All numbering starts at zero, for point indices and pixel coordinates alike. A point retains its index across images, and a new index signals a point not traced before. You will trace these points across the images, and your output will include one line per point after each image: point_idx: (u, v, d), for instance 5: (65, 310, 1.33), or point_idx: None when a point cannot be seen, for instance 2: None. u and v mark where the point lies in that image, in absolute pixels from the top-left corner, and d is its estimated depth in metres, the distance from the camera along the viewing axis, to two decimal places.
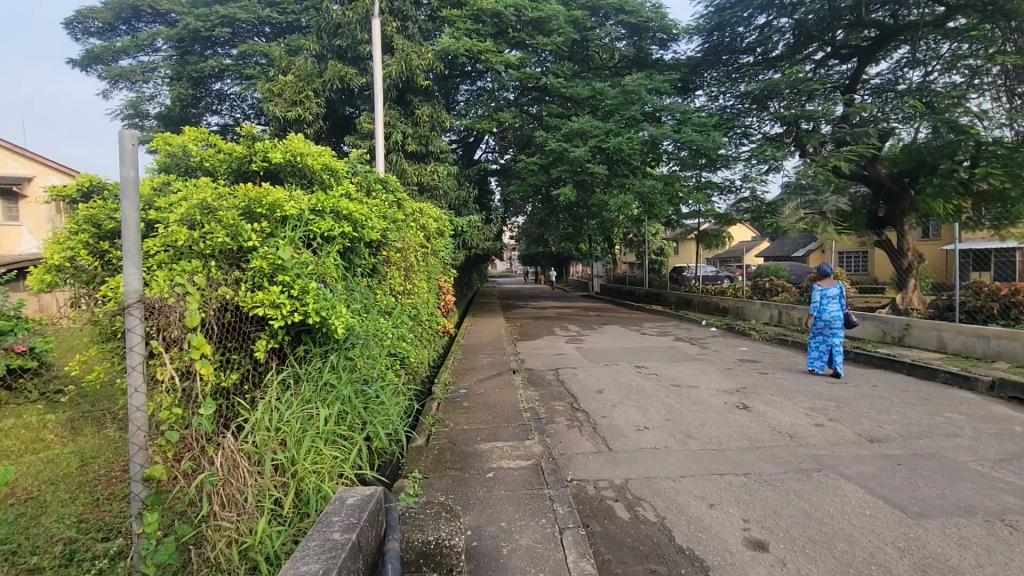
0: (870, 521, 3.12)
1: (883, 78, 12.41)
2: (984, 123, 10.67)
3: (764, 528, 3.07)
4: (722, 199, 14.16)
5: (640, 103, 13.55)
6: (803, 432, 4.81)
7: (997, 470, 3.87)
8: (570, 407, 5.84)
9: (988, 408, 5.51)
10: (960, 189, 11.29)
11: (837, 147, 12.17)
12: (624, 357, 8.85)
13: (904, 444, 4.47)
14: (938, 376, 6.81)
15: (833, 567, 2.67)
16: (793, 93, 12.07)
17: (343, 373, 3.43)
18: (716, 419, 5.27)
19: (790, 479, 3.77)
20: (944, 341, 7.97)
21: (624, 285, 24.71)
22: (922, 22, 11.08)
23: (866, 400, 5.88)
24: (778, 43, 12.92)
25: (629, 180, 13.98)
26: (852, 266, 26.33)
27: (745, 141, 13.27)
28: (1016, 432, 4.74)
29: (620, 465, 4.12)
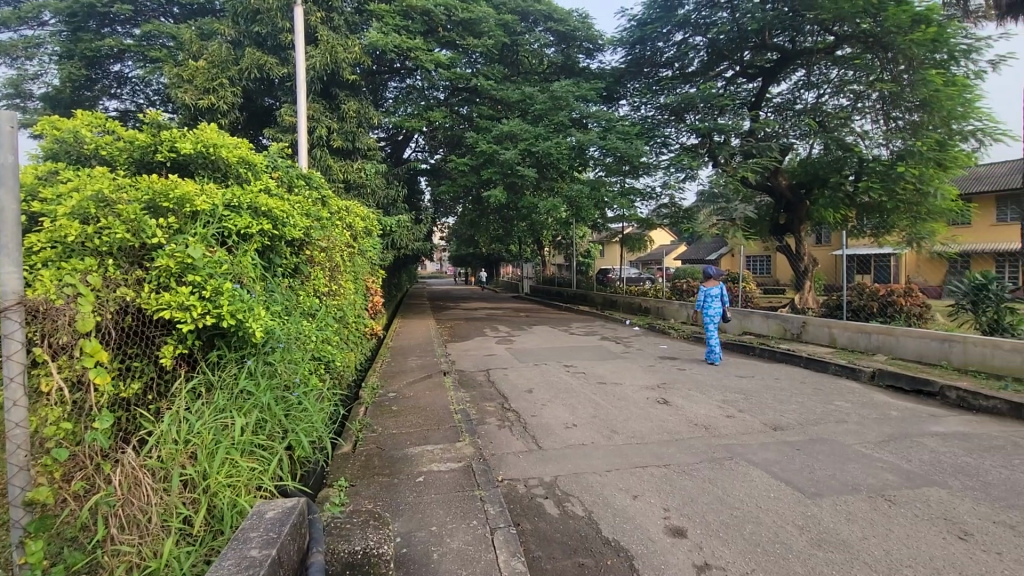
0: (775, 503, 3.40)
1: (783, 97, 13.55)
2: (866, 142, 12.04)
3: (683, 516, 3.26)
4: (644, 204, 14.80)
5: (568, 109, 14.01)
6: (716, 423, 5.16)
7: (878, 451, 4.36)
8: (500, 407, 5.89)
9: (870, 396, 6.19)
10: (846, 200, 12.69)
11: (745, 159, 13.17)
12: (553, 356, 9.06)
13: (802, 430, 4.92)
14: (829, 368, 7.56)
15: (743, 548, 2.89)
16: (706, 107, 12.87)
17: (262, 380, 3.23)
18: (639, 414, 5.52)
19: (705, 468, 4.03)
20: (834, 337, 8.84)
21: (553, 285, 25.25)
22: (816, 49, 12.25)
23: (770, 392, 6.41)
24: (693, 59, 13.75)
25: (557, 184, 14.33)
26: (758, 268, 28.64)
27: (665, 150, 13.98)
28: (893, 416, 5.37)
29: (550, 462, 4.21)
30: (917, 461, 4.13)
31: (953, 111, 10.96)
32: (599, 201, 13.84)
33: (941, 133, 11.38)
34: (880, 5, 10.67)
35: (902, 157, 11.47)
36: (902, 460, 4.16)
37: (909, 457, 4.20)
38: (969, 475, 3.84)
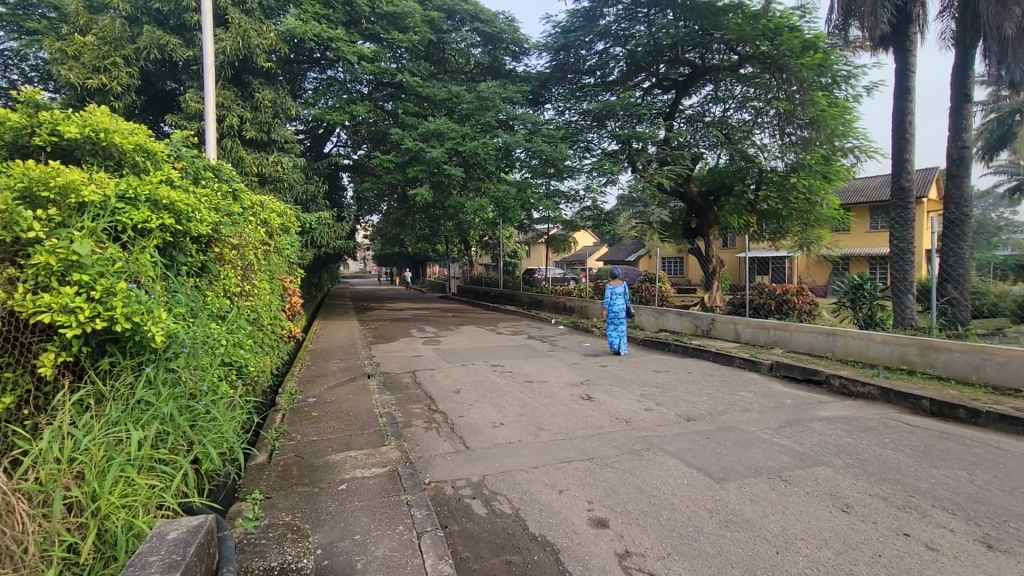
0: (688, 489, 3.64)
1: (694, 109, 14.41)
2: (765, 155, 13.19)
3: (606, 507, 3.39)
4: (569, 207, 15.18)
5: (494, 110, 14.14)
6: (636, 417, 5.41)
7: (775, 436, 4.79)
8: (427, 408, 5.80)
9: (769, 386, 6.78)
10: (748, 207, 13.90)
11: (661, 166, 13.89)
12: (480, 356, 9.07)
13: (711, 420, 5.29)
14: (734, 361, 8.19)
15: (660, 533, 3.05)
16: (626, 115, 13.50)
17: (164, 389, 2.95)
18: (564, 410, 5.67)
19: (625, 459, 4.22)
20: (738, 333, 9.57)
21: (480, 285, 25.29)
22: (722, 66, 13.16)
23: (683, 385, 6.84)
24: (613, 69, 14.33)
25: (484, 184, 14.36)
26: (671, 269, 30.50)
27: (587, 155, 14.43)
28: (788, 403, 5.92)
29: (478, 462, 4.21)
30: (808, 443, 4.58)
31: (836, 129, 12.28)
32: (525, 203, 14.10)
33: (827, 149, 12.70)
34: (777, 30, 11.70)
35: (796, 169, 12.76)
36: (796, 443, 4.59)
37: (801, 440, 4.65)
38: (850, 453, 4.32)
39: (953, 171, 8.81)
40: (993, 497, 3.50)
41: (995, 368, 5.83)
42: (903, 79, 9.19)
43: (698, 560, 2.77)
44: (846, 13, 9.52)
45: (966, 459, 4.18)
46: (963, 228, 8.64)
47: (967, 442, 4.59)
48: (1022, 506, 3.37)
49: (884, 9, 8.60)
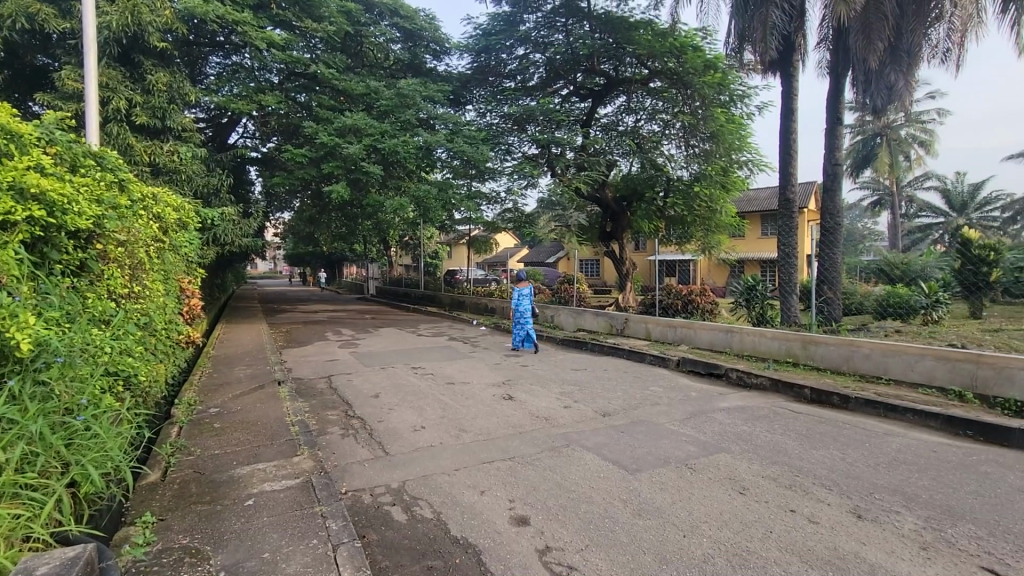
0: (604, 482, 3.79)
1: (609, 118, 15.02)
2: (673, 165, 14.05)
3: (526, 504, 3.45)
4: (490, 208, 15.26)
5: (415, 108, 13.87)
6: (556, 415, 5.54)
7: (682, 427, 5.13)
8: (344, 415, 5.57)
9: (677, 381, 7.25)
10: (657, 212, 14.80)
11: (578, 171, 14.35)
12: (400, 359, 8.86)
13: (625, 414, 5.56)
14: (646, 358, 8.65)
15: (579, 526, 3.15)
16: (545, 120, 13.80)
17: (31, 405, 2.59)
18: (486, 411, 5.69)
19: (545, 457, 4.31)
20: (649, 331, 10.12)
21: (400, 286, 24.70)
22: (634, 78, 13.83)
23: (599, 382, 7.12)
24: (533, 74, 14.59)
25: (404, 183, 14.06)
26: (588, 270, 31.69)
27: (508, 157, 14.55)
28: (693, 396, 6.35)
29: (398, 467, 4.11)
30: (710, 432, 4.95)
31: (733, 143, 13.33)
32: (446, 203, 13.93)
33: (726, 161, 13.75)
34: (682, 48, 12.53)
35: (698, 178, 13.67)
36: (700, 433, 4.94)
37: (704, 430, 5.01)
38: (746, 440, 4.72)
39: (828, 185, 9.92)
40: (862, 472, 3.98)
41: (862, 358, 6.64)
42: (788, 101, 10.21)
43: (614, 550, 2.89)
44: (741, 38, 10.38)
45: (840, 440, 4.72)
46: (835, 235, 9.81)
47: (840, 425, 5.20)
48: (883, 479, 3.86)
49: (772, 36, 9.48)
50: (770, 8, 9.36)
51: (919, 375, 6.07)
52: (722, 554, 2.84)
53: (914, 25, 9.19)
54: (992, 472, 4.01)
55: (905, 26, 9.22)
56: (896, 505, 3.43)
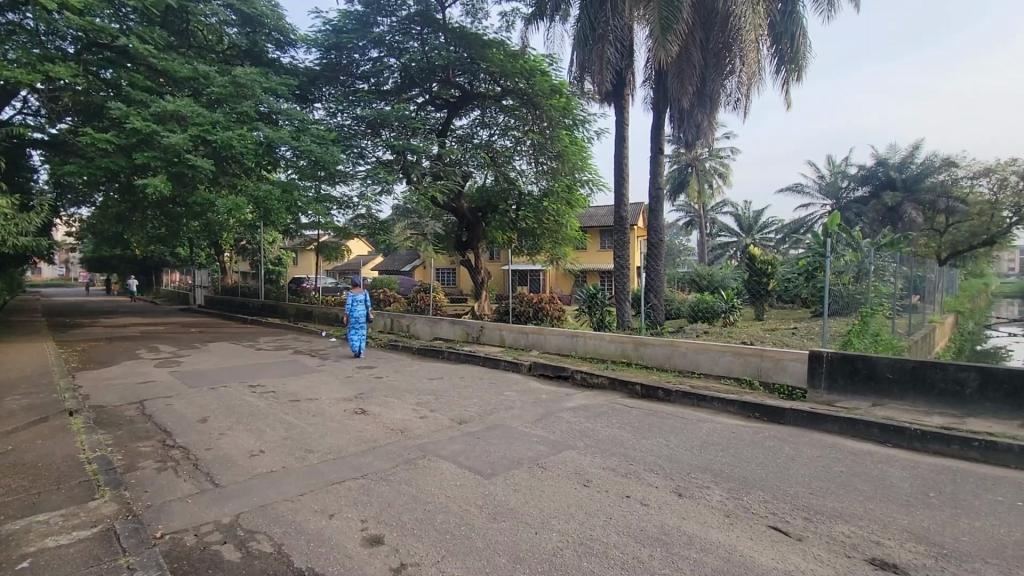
0: (460, 489, 3.82)
1: (464, 130, 15.17)
2: (524, 179, 14.85)
3: (380, 522, 3.31)
4: (341, 213, 14.50)
5: (254, 99, 12.56)
6: (411, 426, 5.44)
7: (533, 428, 5.40)
8: (160, 446, 4.78)
9: (529, 384, 7.61)
10: (510, 224, 15.65)
11: (434, 180, 14.34)
12: (233, 376, 7.92)
13: (480, 420, 5.67)
14: (500, 364, 8.93)
15: (434, 538, 3.12)
16: (401, 127, 13.62)
17: None
18: (336, 428, 5.35)
19: (400, 470, 4.20)
20: (503, 338, 10.46)
21: (235, 295, 22.13)
22: (487, 94, 14.22)
23: (455, 390, 7.16)
24: (387, 79, 14.24)
25: (240, 182, 12.73)
26: (445, 279, 31.79)
27: (361, 162, 13.99)
28: (543, 398, 6.73)
29: (230, 500, 3.66)
30: (559, 431, 5.28)
31: (577, 163, 14.46)
32: (291, 206, 12.81)
33: (570, 179, 14.77)
34: (531, 71, 13.42)
35: (547, 194, 14.74)
36: (549, 432, 5.24)
37: (553, 429, 5.34)
38: (589, 436, 5.13)
39: (653, 205, 11.31)
40: (681, 456, 4.59)
41: (681, 356, 7.65)
42: (621, 129, 11.44)
43: (470, 557, 2.92)
44: (582, 69, 11.35)
45: (664, 429, 5.39)
46: (658, 250, 11.23)
47: (664, 416, 5.94)
48: (697, 459, 4.50)
49: (608, 71, 10.57)
50: (605, 45, 10.42)
51: (721, 369, 7.19)
52: (569, 546, 3.04)
53: (714, 76, 11.00)
54: (773, 445, 4.91)
55: (708, 75, 11.00)
56: (707, 481, 4.02)
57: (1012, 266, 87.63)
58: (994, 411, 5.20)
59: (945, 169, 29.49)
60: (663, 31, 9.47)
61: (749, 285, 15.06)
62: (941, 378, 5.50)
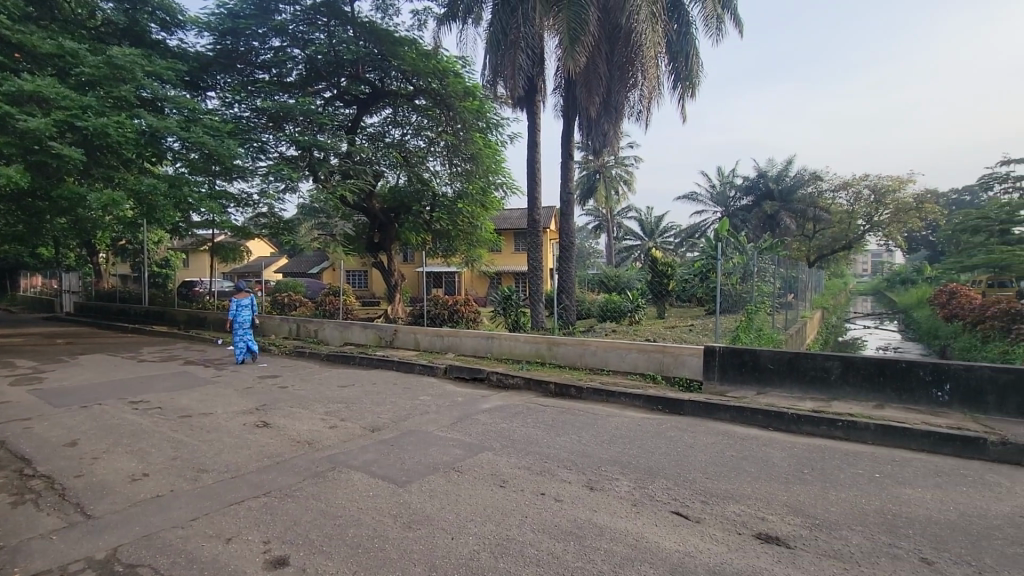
0: (372, 500, 3.69)
1: (375, 128, 14.70)
2: (438, 180, 14.69)
3: (286, 543, 3.11)
4: (238, 212, 13.49)
5: (134, 83, 11.26)
6: (319, 437, 5.17)
7: (449, 431, 5.36)
8: (16, 477, 4.15)
9: (444, 388, 7.54)
10: (425, 226, 15.30)
11: (343, 179, 13.79)
12: (111, 393, 7.06)
13: (394, 427, 5.53)
14: (414, 368, 8.76)
15: (345, 554, 2.99)
16: (306, 122, 12.98)
17: None
18: (234, 444, 4.95)
19: (308, 485, 3.98)
20: (417, 341, 10.26)
21: (113, 301, 19.79)
22: (399, 93, 13.89)
23: (368, 396, 6.92)
24: (291, 70, 13.47)
25: (118, 174, 11.41)
26: (355, 282, 30.64)
27: (261, 157, 13.09)
28: (459, 401, 6.70)
29: (106, 532, 3.26)
30: (475, 434, 5.29)
31: (490, 166, 14.53)
32: (180, 202, 11.68)
33: (484, 181, 14.78)
34: (444, 72, 13.33)
35: (461, 196, 14.69)
36: (465, 435, 5.22)
37: (469, 432, 5.34)
38: (505, 437, 5.18)
39: (564, 209, 11.68)
40: (592, 450, 4.78)
41: (591, 355, 7.97)
42: (533, 134, 11.71)
43: (383, 570, 2.83)
44: (495, 73, 11.49)
45: (576, 426, 5.58)
46: (569, 252, 11.63)
47: (576, 413, 6.15)
48: (606, 453, 4.72)
49: (519, 76, 10.79)
50: (517, 51, 10.61)
51: (628, 365, 7.59)
52: (485, 548, 3.05)
53: (619, 88, 11.56)
54: (674, 435, 5.28)
55: (613, 87, 11.57)
56: (616, 473, 4.22)
57: (866, 267, 101.32)
58: (854, 393, 5.97)
59: (813, 182, 33.37)
60: (571, 42, 9.84)
61: (652, 286, 16.03)
62: (812, 366, 6.24)
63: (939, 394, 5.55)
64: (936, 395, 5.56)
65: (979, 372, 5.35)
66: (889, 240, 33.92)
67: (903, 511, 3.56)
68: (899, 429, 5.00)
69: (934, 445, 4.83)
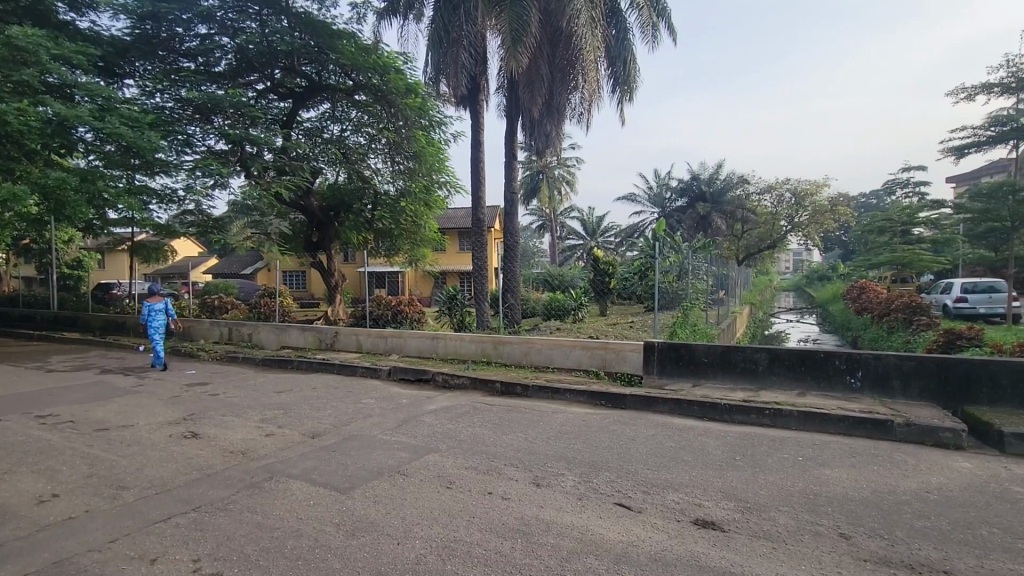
0: (312, 509, 3.56)
1: (312, 123, 14.16)
2: (379, 178, 14.31)
3: (218, 560, 2.94)
4: (161, 209, 12.59)
5: (39, 67, 10.23)
6: (254, 446, 4.92)
7: (394, 435, 5.25)
8: None
9: (388, 390, 7.38)
10: (366, 224, 14.88)
11: (278, 175, 13.20)
12: (13, 407, 6.40)
13: (336, 432, 5.35)
14: (357, 371, 8.51)
15: (284, 567, 2.86)
16: (236, 114, 12.29)
17: None
18: (158, 457, 4.61)
19: (242, 497, 3.77)
20: (360, 343, 9.99)
21: (15, 306, 17.94)
22: (338, 87, 13.43)
23: (307, 402, 6.66)
24: (219, 60, 12.73)
25: (19, 167, 10.34)
26: (293, 282, 29.42)
27: (187, 151, 12.28)
28: (403, 403, 6.57)
29: (9, 561, 2.95)
30: (420, 436, 5.21)
31: (434, 164, 14.33)
32: (94, 197, 10.74)
33: (427, 180, 14.58)
34: (385, 67, 13.04)
35: (404, 194, 14.38)
36: (411, 438, 5.14)
37: (414, 434, 5.25)
38: (451, 437, 5.14)
39: (508, 209, 11.75)
40: (538, 447, 4.84)
41: (536, 353, 8.05)
42: (477, 133, 11.70)
43: None
44: (437, 71, 11.38)
45: (522, 424, 5.63)
46: (514, 251, 11.70)
47: (522, 411, 6.20)
48: (552, 449, 4.79)
49: (462, 75, 10.74)
50: (459, 50, 10.58)
51: (572, 362, 7.73)
52: (432, 551, 3.01)
53: (560, 90, 11.76)
54: (617, 429, 5.43)
55: (555, 89, 11.76)
56: (562, 468, 4.29)
57: (788, 265, 108.43)
58: (779, 382, 6.39)
59: (741, 185, 35.33)
60: (514, 42, 9.89)
61: (595, 285, 16.41)
62: (743, 358, 6.60)
63: (852, 381, 6.03)
64: (850, 381, 6.05)
65: (887, 360, 5.86)
66: (808, 240, 36.51)
67: (823, 490, 3.84)
68: (818, 415, 5.39)
69: (849, 429, 5.25)
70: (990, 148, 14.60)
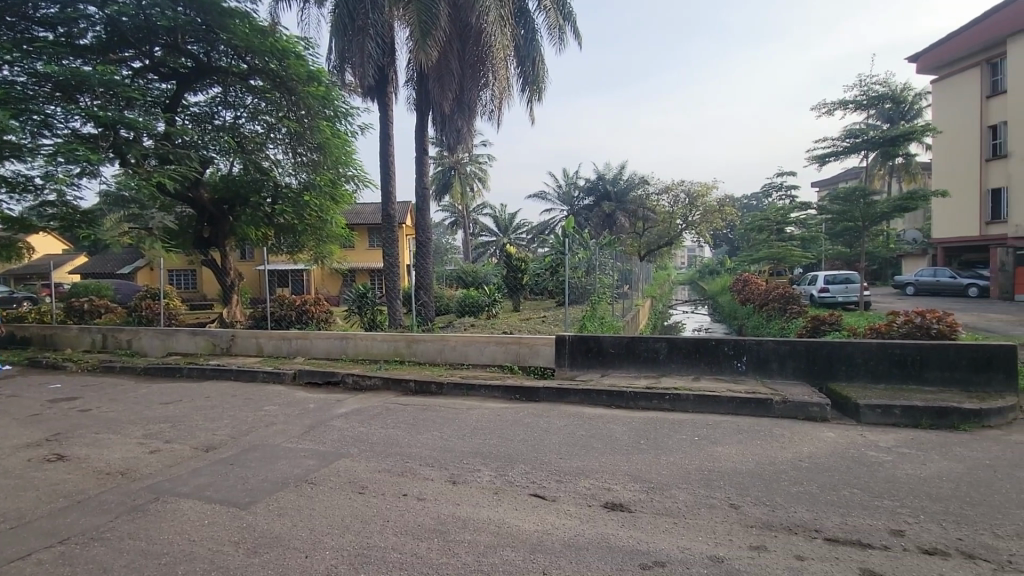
0: (208, 528, 3.28)
1: (200, 108, 12.96)
2: (280, 170, 13.34)
3: None
4: (13, 199, 10.91)
5: None
6: (136, 465, 4.43)
7: (300, 442, 4.96)
8: None
9: (294, 395, 6.96)
10: (265, 219, 13.88)
11: (161, 164, 11.94)
12: None
13: (234, 444, 4.95)
14: (257, 376, 7.95)
15: None
16: (108, 94, 10.90)
17: None
18: (14, 486, 3.99)
19: (122, 523, 3.38)
20: (260, 346, 9.33)
21: None
22: (230, 70, 12.35)
23: (199, 412, 6.11)
24: (84, 31, 11.23)
25: None
26: (181, 283, 26.79)
27: (45, 133, 10.71)
28: (310, 408, 6.24)
29: None
30: (329, 441, 4.97)
31: (340, 157, 13.58)
32: None
33: (333, 172, 13.68)
34: (283, 52, 12.17)
35: (307, 188, 13.45)
36: (319, 444, 4.90)
37: (322, 440, 5.00)
38: (362, 441, 4.97)
39: (420, 205, 11.54)
40: (453, 445, 4.82)
41: (450, 350, 8.00)
42: (386, 126, 11.35)
43: None
44: (342, 59, 10.89)
45: (437, 422, 5.57)
46: (427, 249, 11.49)
47: (437, 409, 6.12)
48: (467, 445, 4.80)
49: (369, 65, 10.37)
50: (366, 39, 10.18)
51: (486, 358, 7.77)
52: (343, 560, 2.90)
53: (471, 86, 11.72)
54: (530, 421, 5.55)
55: (466, 85, 11.70)
56: (477, 464, 4.31)
57: (683, 259, 116.85)
58: (677, 369, 6.89)
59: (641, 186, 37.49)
60: (423, 35, 9.69)
61: (508, 280, 16.57)
62: (646, 348, 7.03)
63: (739, 364, 6.65)
64: (737, 365, 6.67)
65: (766, 345, 6.54)
66: (700, 238, 39.56)
67: (716, 466, 4.20)
68: (710, 398, 5.89)
69: (737, 408, 5.78)
70: (845, 157, 16.65)
